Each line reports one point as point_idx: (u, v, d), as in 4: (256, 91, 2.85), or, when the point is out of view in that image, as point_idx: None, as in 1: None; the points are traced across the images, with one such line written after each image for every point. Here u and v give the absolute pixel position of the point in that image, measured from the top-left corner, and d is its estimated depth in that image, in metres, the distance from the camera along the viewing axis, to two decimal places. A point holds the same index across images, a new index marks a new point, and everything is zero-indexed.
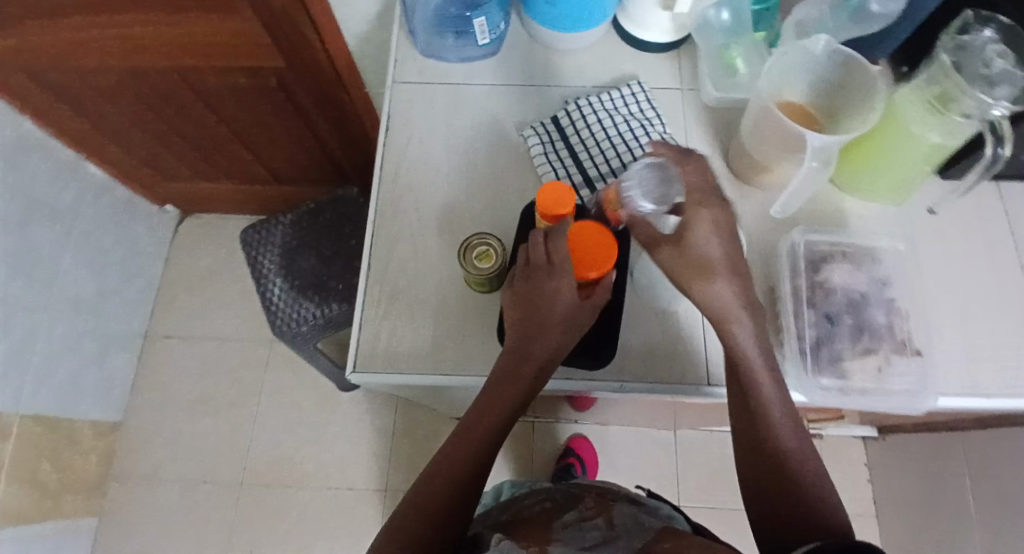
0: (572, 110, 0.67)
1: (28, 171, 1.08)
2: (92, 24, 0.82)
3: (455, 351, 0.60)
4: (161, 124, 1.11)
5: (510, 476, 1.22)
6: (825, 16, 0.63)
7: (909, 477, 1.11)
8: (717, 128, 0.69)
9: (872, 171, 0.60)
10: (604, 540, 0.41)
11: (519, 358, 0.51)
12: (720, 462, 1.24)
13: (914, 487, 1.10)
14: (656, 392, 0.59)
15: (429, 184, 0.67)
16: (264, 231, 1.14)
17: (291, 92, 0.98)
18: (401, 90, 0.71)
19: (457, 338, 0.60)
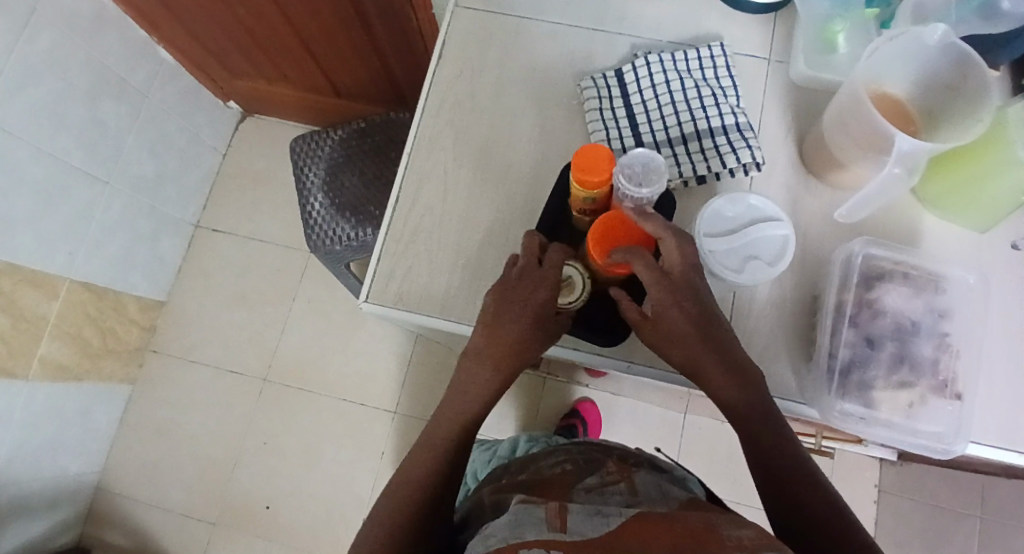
0: (640, 66, 0.61)
1: (102, 45, 1.09)
2: None
3: (468, 300, 0.59)
4: (228, 16, 1.09)
5: (514, 424, 1.24)
6: (951, 3, 0.55)
7: None
8: (797, 110, 0.61)
9: (952, 186, 0.54)
10: (627, 501, 0.39)
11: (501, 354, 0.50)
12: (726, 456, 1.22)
13: None
14: (664, 380, 0.57)
15: (473, 122, 0.63)
16: (313, 143, 1.14)
17: (358, 3, 0.94)
18: (462, 17, 0.66)
19: (471, 288, 0.59)
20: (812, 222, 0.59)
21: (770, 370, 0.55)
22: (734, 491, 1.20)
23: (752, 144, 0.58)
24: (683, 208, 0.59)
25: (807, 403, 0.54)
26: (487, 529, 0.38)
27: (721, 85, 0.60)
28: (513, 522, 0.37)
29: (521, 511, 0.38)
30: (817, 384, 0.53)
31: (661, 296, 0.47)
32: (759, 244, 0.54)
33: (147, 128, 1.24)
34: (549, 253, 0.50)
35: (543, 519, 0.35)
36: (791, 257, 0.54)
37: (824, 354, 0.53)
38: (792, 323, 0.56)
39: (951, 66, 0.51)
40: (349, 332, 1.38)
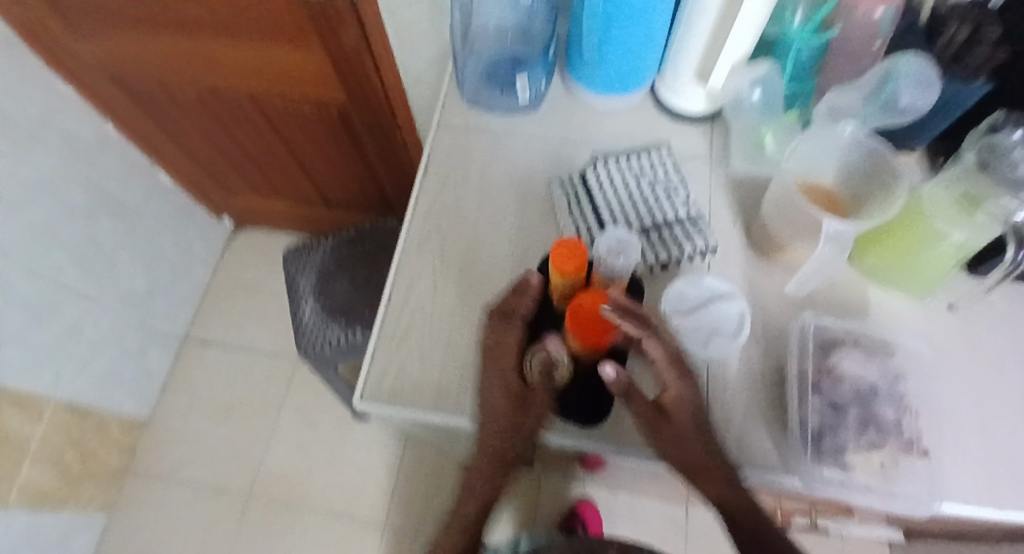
0: (601, 170, 0.69)
1: (102, 170, 1.18)
2: (183, 47, 0.93)
3: (460, 391, 0.61)
4: (229, 141, 1.20)
5: (511, 526, 1.20)
6: (858, 102, 0.62)
7: None
8: (743, 201, 0.69)
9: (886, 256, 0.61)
10: None
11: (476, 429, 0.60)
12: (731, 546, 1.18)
13: None
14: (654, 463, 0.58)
15: (455, 225, 0.70)
16: (304, 253, 1.21)
17: (347, 121, 1.05)
18: (443, 134, 0.75)
19: (462, 381, 0.62)
20: (769, 297, 0.64)
21: (750, 440, 0.57)
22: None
23: (704, 232, 0.65)
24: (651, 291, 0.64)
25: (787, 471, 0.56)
26: None
27: (673, 182, 0.69)
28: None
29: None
30: (793, 451, 0.55)
31: (675, 379, 0.54)
32: (721, 319, 0.58)
33: (139, 245, 1.30)
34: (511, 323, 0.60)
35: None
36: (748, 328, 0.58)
37: (796, 421, 0.56)
38: (764, 393, 0.59)
39: (864, 157, 0.60)
40: (337, 439, 1.36)
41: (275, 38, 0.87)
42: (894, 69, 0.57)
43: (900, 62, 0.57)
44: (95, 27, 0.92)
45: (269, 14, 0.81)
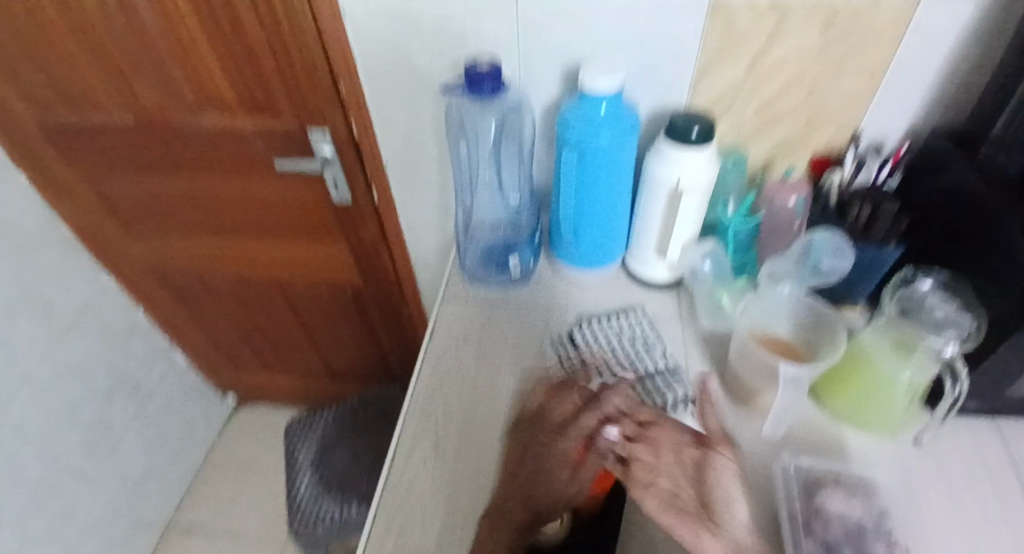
0: (585, 331, 0.79)
1: (127, 352, 1.26)
2: (225, 242, 1.09)
3: (461, 547, 0.62)
4: (248, 321, 1.31)
5: None
6: (792, 269, 0.73)
7: None
8: (714, 353, 0.76)
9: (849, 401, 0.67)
10: None
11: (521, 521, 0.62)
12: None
13: None
14: None
15: (456, 383, 0.77)
16: (305, 425, 1.23)
17: (361, 299, 1.18)
18: (447, 305, 0.86)
19: (462, 538, 0.62)
20: (751, 442, 0.68)
21: None
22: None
23: (683, 381, 0.72)
24: None
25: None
26: None
27: (650, 339, 0.77)
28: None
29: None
30: None
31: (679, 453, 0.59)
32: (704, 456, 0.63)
33: (145, 424, 1.33)
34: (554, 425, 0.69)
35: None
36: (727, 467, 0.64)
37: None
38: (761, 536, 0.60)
39: (807, 311, 0.70)
40: None
41: (306, 230, 1.03)
42: (813, 243, 0.70)
43: (817, 237, 0.69)
44: (154, 231, 1.10)
45: (305, 212, 0.99)
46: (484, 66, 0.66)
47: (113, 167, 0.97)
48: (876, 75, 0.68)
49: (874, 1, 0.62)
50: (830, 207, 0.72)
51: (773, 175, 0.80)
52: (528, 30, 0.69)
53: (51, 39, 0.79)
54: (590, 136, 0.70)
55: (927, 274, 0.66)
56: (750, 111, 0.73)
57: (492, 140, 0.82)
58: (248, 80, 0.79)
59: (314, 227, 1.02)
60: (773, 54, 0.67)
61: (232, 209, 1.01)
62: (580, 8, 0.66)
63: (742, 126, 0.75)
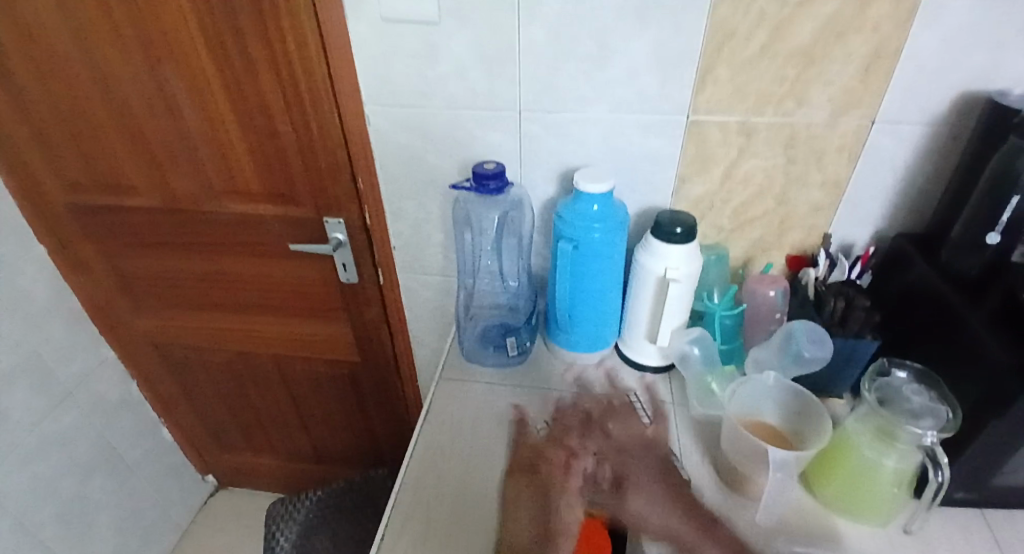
0: (579, 413, 0.81)
1: (114, 425, 1.25)
2: (228, 317, 1.12)
3: None
4: (240, 399, 1.31)
5: None
6: (775, 357, 0.75)
7: None
8: (706, 439, 0.78)
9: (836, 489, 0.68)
10: None
11: None
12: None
13: None
14: None
15: (452, 462, 0.77)
16: (289, 507, 1.16)
17: (356, 379, 1.19)
18: (445, 384, 0.88)
19: None
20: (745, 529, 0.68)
21: None
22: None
23: (676, 467, 0.73)
24: None
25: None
26: None
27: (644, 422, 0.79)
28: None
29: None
30: None
31: None
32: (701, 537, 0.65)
33: (122, 503, 1.28)
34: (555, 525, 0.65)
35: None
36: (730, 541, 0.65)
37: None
38: None
39: (793, 397, 0.72)
40: None
41: (310, 308, 1.07)
42: (793, 331, 0.73)
43: (795, 326, 0.72)
44: (162, 306, 1.13)
45: (311, 289, 1.03)
46: (491, 168, 0.74)
47: (133, 244, 1.02)
48: (838, 186, 0.76)
49: (830, 125, 0.71)
50: (808, 299, 0.78)
51: (753, 270, 0.86)
52: (528, 139, 0.78)
53: (98, 127, 0.87)
54: (583, 231, 0.76)
55: (904, 363, 0.68)
56: (727, 216, 0.80)
57: (494, 231, 0.88)
58: (274, 171, 0.87)
59: (317, 307, 1.06)
60: (746, 166, 0.75)
61: (241, 288, 1.05)
62: (575, 122, 0.75)
63: (720, 228, 0.81)
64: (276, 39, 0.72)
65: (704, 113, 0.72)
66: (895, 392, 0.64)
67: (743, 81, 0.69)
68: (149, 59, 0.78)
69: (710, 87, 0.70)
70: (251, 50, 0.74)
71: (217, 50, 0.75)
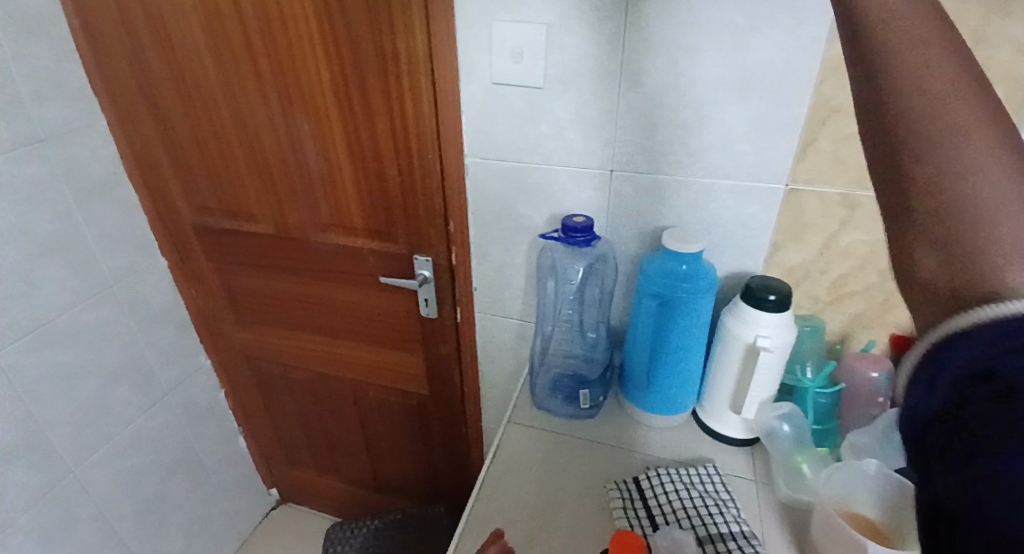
0: (652, 477, 0.78)
1: (199, 431, 1.33)
2: (314, 337, 1.17)
3: None
4: (314, 418, 1.36)
5: None
6: (876, 443, 0.70)
7: None
8: (791, 524, 0.73)
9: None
10: None
11: None
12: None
13: None
14: None
15: (517, 511, 0.76)
16: (349, 530, 1.25)
17: (424, 413, 1.21)
18: (514, 428, 0.88)
19: None
20: None
21: None
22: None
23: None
24: None
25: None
26: None
27: (723, 497, 0.74)
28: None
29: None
30: None
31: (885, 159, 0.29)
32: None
33: (195, 505, 1.35)
34: None
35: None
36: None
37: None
38: None
39: (896, 490, 0.64)
40: None
41: (389, 338, 1.10)
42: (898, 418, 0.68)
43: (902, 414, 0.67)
44: (258, 323, 1.21)
45: (393, 320, 1.07)
46: (581, 220, 0.75)
47: (243, 265, 1.11)
48: None
49: None
50: None
51: (853, 347, 0.80)
52: (618, 196, 0.78)
53: (228, 155, 0.96)
54: (669, 289, 0.75)
55: None
56: (824, 289, 0.76)
57: (578, 282, 0.89)
58: (375, 209, 0.92)
59: (397, 338, 1.10)
60: (847, 239, 0.72)
61: (329, 311, 1.11)
62: (667, 182, 0.75)
63: (816, 299, 0.77)
64: (392, 91, 0.78)
65: (804, 184, 0.70)
66: None
67: (850, 154, 0.67)
68: (280, 99, 0.86)
69: (812, 158, 0.68)
70: (370, 99, 0.80)
71: (341, 98, 0.82)
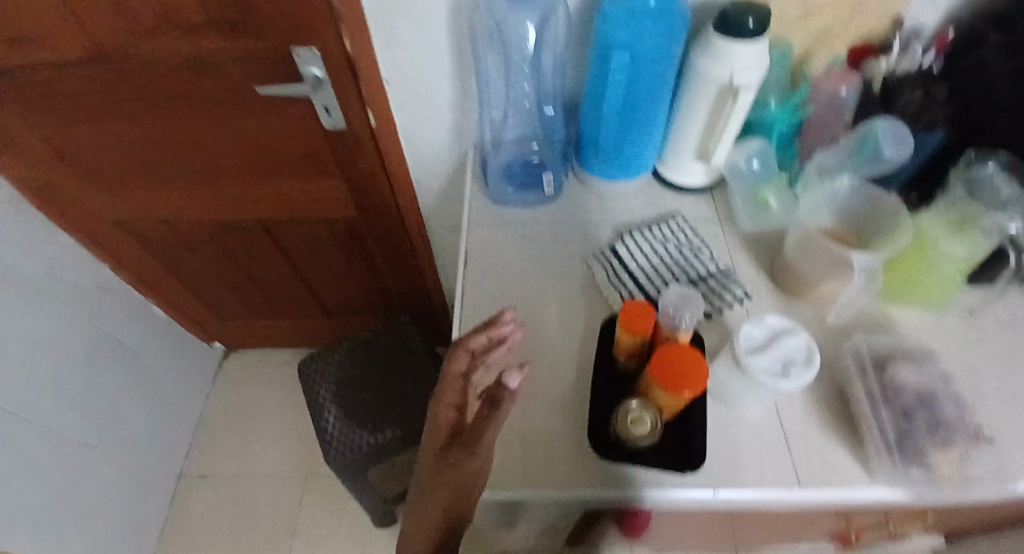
0: (629, 241, 0.77)
1: (104, 314, 1.17)
2: (195, 183, 0.97)
3: (561, 465, 0.62)
4: (231, 267, 1.22)
5: None
6: (843, 161, 0.73)
7: None
8: (761, 252, 0.77)
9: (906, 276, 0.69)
10: None
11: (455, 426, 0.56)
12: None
13: None
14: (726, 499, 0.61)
15: (504, 306, 0.74)
16: (320, 362, 1.17)
17: (357, 235, 1.11)
18: (476, 229, 0.81)
19: (572, 452, 0.63)
20: (814, 329, 0.73)
21: (832, 463, 0.64)
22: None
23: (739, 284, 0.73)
24: (708, 335, 0.69)
25: (884, 485, 0.62)
26: None
27: (695, 242, 0.77)
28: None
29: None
30: (885, 460, 0.62)
31: None
32: (791, 351, 0.58)
33: (138, 384, 1.26)
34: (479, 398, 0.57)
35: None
36: (821, 360, 0.59)
37: (876, 434, 0.63)
38: (832, 413, 0.68)
39: (862, 201, 0.70)
40: None
41: (291, 164, 0.92)
42: (873, 130, 0.69)
43: (876, 125, 0.69)
44: (119, 181, 0.98)
45: (289, 143, 0.88)
46: None
47: (61, 116, 0.84)
48: None
49: None
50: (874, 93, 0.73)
51: (815, 67, 0.77)
52: None
53: None
54: (636, 35, 0.65)
55: (988, 157, 0.67)
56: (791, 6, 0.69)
57: (530, 49, 0.77)
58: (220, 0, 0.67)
59: (300, 163, 0.92)
60: None
61: (204, 149, 0.89)
62: None
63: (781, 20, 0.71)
64: None
65: None
66: (984, 187, 0.65)
67: None
68: None
69: None
70: None
71: None
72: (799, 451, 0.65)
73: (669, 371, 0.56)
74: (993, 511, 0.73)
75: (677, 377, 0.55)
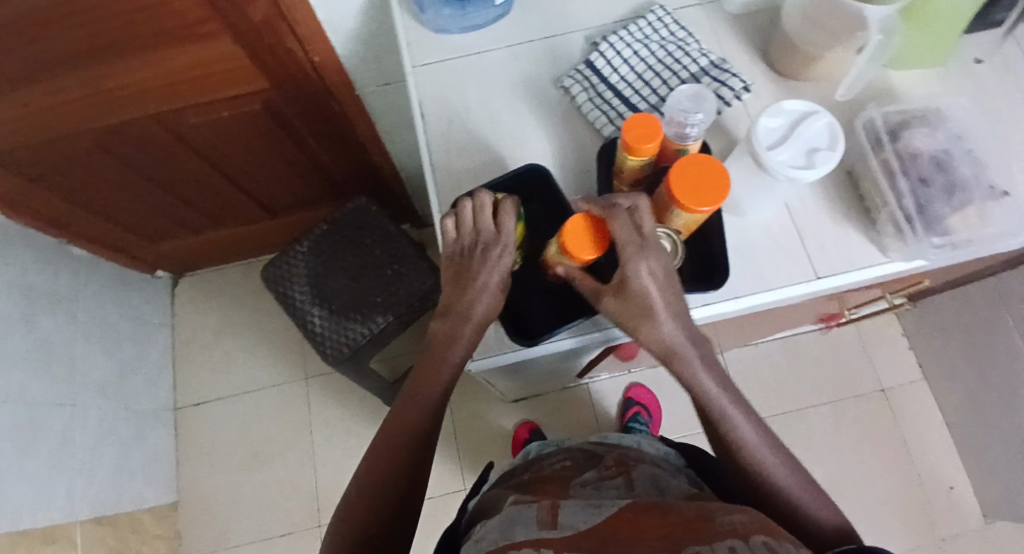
0: (605, 50, 0.68)
1: (16, 267, 1.01)
2: (54, 86, 0.77)
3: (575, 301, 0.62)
4: (143, 181, 1.05)
5: (568, 430, 1.27)
6: None
7: (944, 338, 1.21)
8: (749, 33, 0.71)
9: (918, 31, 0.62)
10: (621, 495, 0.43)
11: (460, 274, 0.58)
12: (761, 381, 1.31)
13: (949, 344, 1.20)
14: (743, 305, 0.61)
15: (483, 155, 0.67)
16: (283, 265, 1.07)
17: (278, 113, 0.93)
18: (422, 73, 0.71)
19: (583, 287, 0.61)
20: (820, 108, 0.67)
21: (850, 247, 0.62)
22: (788, 402, 1.30)
23: (735, 73, 0.67)
24: (714, 141, 0.66)
25: (899, 259, 0.61)
26: (483, 530, 0.42)
27: (679, 39, 0.69)
28: (507, 522, 0.40)
29: (514, 511, 0.42)
30: (906, 236, 0.60)
31: None
32: (813, 138, 0.53)
33: (91, 330, 1.15)
34: (470, 247, 0.57)
35: (535, 517, 0.40)
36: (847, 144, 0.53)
37: (893, 209, 0.60)
38: (844, 197, 0.64)
39: None
40: None
41: (165, 39, 0.72)
42: None
43: None
44: None
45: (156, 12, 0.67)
46: None
47: None
48: None
49: None
50: None
51: None
52: None
53: None
54: None
55: None
56: None
57: None
58: None
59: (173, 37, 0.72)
60: None
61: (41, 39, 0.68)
62: None
63: None
64: None
65: None
66: None
67: None
68: None
69: None
70: None
71: None
72: (813, 244, 0.62)
73: (690, 185, 0.49)
74: (973, 263, 0.76)
75: (695, 188, 0.49)
